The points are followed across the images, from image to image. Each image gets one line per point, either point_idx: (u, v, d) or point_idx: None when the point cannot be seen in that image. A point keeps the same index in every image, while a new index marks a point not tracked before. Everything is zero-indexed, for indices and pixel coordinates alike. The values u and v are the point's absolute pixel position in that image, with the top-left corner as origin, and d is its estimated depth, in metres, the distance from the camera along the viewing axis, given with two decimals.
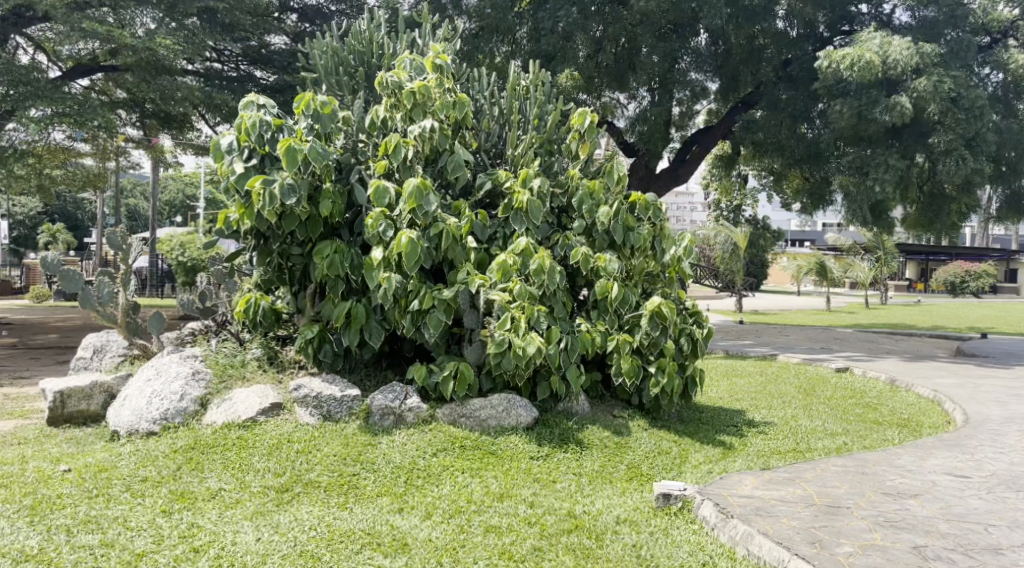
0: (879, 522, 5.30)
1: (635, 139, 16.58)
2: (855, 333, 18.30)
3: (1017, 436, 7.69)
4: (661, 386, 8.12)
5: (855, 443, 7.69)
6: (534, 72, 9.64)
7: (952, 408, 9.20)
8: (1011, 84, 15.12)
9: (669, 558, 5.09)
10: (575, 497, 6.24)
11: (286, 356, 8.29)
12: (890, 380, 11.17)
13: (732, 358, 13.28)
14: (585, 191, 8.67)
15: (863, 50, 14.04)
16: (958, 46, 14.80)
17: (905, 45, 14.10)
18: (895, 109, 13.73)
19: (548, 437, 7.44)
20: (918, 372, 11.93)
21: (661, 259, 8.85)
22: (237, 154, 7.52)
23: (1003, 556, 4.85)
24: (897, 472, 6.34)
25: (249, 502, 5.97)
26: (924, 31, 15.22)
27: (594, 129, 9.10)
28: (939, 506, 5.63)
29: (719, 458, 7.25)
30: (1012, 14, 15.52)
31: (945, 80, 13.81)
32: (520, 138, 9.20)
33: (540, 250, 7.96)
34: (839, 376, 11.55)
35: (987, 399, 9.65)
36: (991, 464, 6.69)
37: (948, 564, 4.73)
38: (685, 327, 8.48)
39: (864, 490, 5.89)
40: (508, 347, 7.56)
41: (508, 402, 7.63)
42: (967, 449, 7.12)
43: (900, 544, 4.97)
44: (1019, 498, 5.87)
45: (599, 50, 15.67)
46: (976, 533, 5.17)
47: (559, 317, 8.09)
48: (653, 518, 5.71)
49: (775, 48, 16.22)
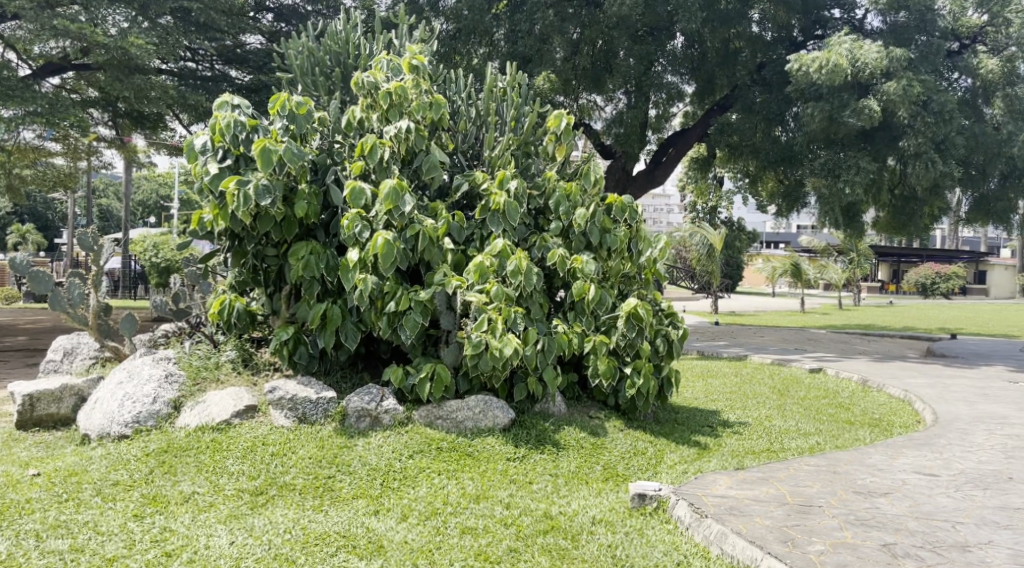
0: (849, 521, 5.35)
1: (611, 141, 16.64)
2: (829, 334, 18.49)
3: (985, 435, 7.79)
4: (638, 387, 8.16)
5: (827, 443, 7.77)
6: (511, 74, 9.66)
7: (922, 408, 9.31)
8: (979, 88, 15.36)
9: (643, 558, 5.12)
10: (551, 498, 6.25)
11: (260, 358, 8.23)
12: (862, 381, 11.29)
13: (707, 359, 13.35)
14: (562, 193, 8.71)
15: (831, 54, 14.21)
16: (928, 50, 15.02)
17: (875, 48, 14.26)
18: (864, 112, 13.90)
19: (524, 438, 7.45)
20: (890, 372, 12.07)
21: (637, 261, 8.90)
22: (212, 154, 7.48)
23: (970, 554, 4.92)
24: (867, 472, 6.42)
25: (223, 505, 5.92)
26: (894, 36, 15.42)
27: (570, 131, 9.15)
28: (908, 504, 5.70)
29: (694, 458, 7.30)
30: (980, 20, 15.76)
31: (915, 82, 13.88)
32: (497, 139, 9.22)
33: (517, 251, 7.98)
34: (813, 376, 11.65)
35: (956, 399, 9.78)
36: (959, 463, 6.79)
37: (916, 562, 4.78)
38: (661, 328, 8.53)
39: (836, 490, 5.95)
40: (485, 348, 7.55)
41: (485, 403, 7.63)
42: (936, 448, 7.22)
43: (870, 542, 5.03)
44: (986, 496, 5.95)
45: (576, 53, 15.71)
46: (944, 531, 5.24)
47: (536, 318, 8.11)
48: (628, 518, 5.73)
49: (749, 51, 16.37)
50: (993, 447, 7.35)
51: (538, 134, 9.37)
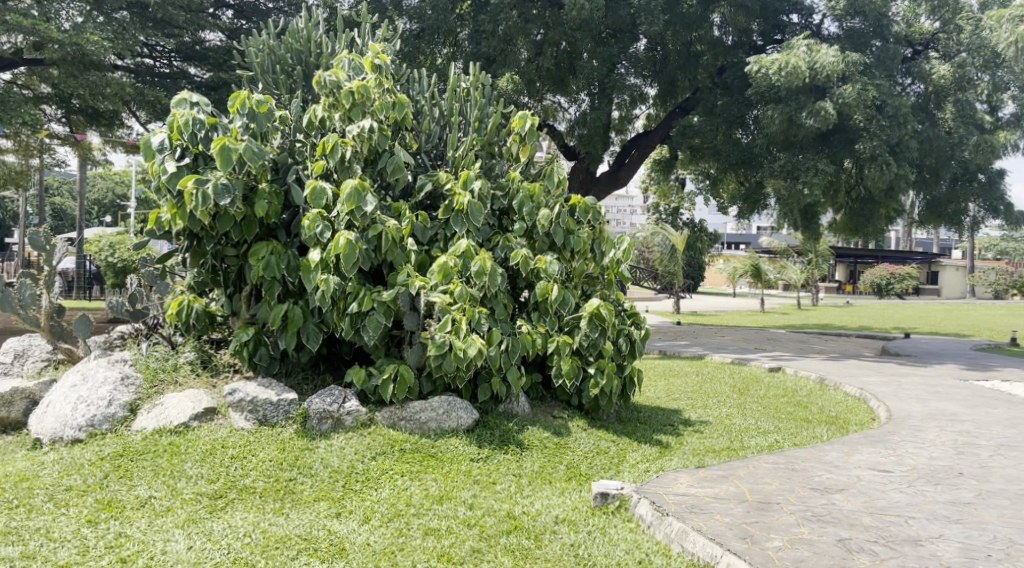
0: (807, 517, 5.42)
1: (575, 142, 16.69)
2: (788, 334, 18.74)
3: (936, 431, 7.96)
4: (601, 386, 8.19)
5: (785, 441, 7.87)
6: (474, 74, 9.66)
7: (877, 405, 9.48)
8: (932, 94, 15.51)
9: (606, 557, 5.13)
10: (514, 498, 6.25)
11: (220, 360, 8.12)
12: (819, 379, 11.46)
13: (669, 358, 13.46)
14: (526, 193, 8.71)
15: (790, 56, 14.40)
16: (884, 55, 15.30)
17: (832, 52, 14.46)
18: (820, 114, 14.11)
19: (488, 439, 7.44)
20: (846, 370, 12.27)
21: (601, 261, 8.95)
22: (169, 153, 7.34)
23: (922, 547, 5.00)
24: (824, 469, 6.51)
25: (181, 509, 5.83)
26: (851, 42, 15.70)
27: (534, 131, 9.16)
28: (863, 500, 5.79)
29: (656, 457, 7.35)
30: (931, 27, 16.07)
31: (870, 87, 14.16)
32: (460, 140, 9.20)
33: (481, 252, 7.97)
34: (772, 375, 11.80)
35: (909, 396, 9.97)
36: (911, 459, 6.92)
37: (871, 556, 4.86)
38: (623, 328, 8.57)
39: (794, 486, 6.02)
40: (448, 349, 7.53)
41: (448, 404, 7.61)
42: (889, 445, 7.35)
43: (826, 537, 5.10)
44: (937, 490, 6.07)
45: (540, 54, 15.78)
46: (897, 526, 5.33)
47: (500, 319, 8.11)
48: (591, 517, 5.75)
49: (710, 55, 16.41)
50: (944, 443, 7.50)
51: (501, 134, 9.37)
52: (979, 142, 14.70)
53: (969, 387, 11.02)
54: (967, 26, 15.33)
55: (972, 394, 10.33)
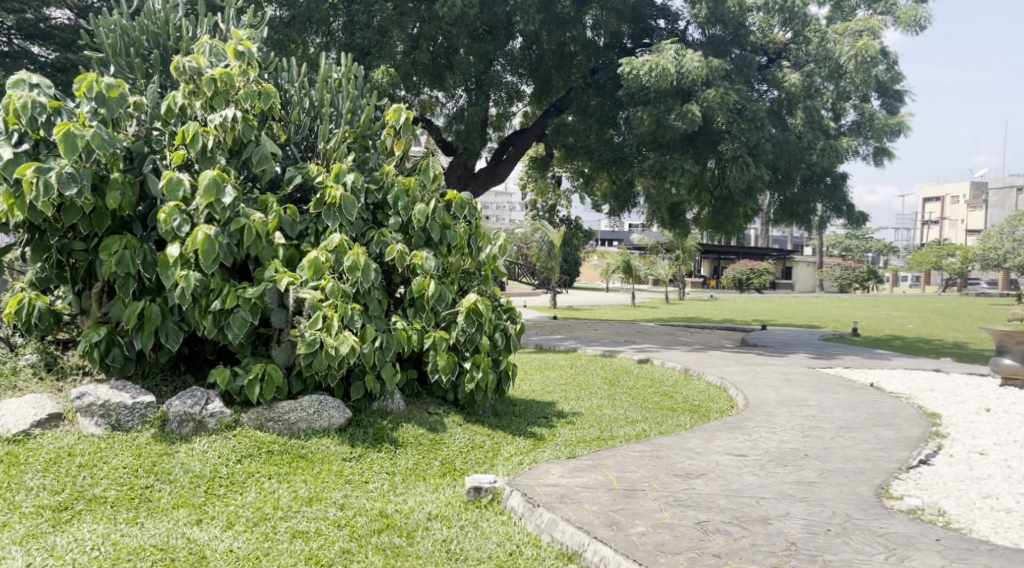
0: (669, 502, 5.53)
1: (453, 138, 16.59)
2: (656, 326, 19.32)
3: (787, 416, 8.32)
4: (477, 381, 8.12)
5: (652, 429, 8.05)
6: (346, 66, 9.44)
7: (736, 393, 9.85)
8: (783, 100, 16.40)
9: (477, 551, 5.06)
10: (387, 496, 6.11)
11: (68, 362, 7.61)
12: (684, 369, 11.83)
13: (541, 352, 13.59)
14: (401, 187, 8.54)
15: (659, 59, 14.80)
16: (742, 63, 15.98)
17: (697, 57, 14.92)
18: (686, 116, 14.56)
19: (361, 438, 7.26)
20: (708, 361, 12.72)
21: (477, 257, 8.87)
22: (4, 138, 6.82)
23: (772, 526, 5.18)
24: (685, 455, 6.68)
25: (20, 524, 5.40)
26: (712, 49, 16.24)
27: (410, 125, 9.00)
28: (720, 483, 5.97)
29: (530, 449, 7.37)
30: (783, 37, 16.82)
31: (731, 91, 14.71)
32: (332, 132, 8.94)
33: (354, 246, 7.77)
34: (640, 366, 12.09)
35: (765, 384, 10.42)
36: (764, 442, 7.20)
37: (726, 536, 4.99)
38: (499, 323, 8.54)
39: (657, 473, 6.14)
40: (319, 346, 7.31)
41: (319, 403, 7.37)
42: (745, 430, 7.64)
43: (686, 521, 5.21)
44: (785, 471, 6.32)
45: (415, 48, 15.60)
46: (749, 506, 5.51)
47: (374, 315, 7.92)
48: (463, 512, 5.68)
49: (584, 55, 16.86)
50: (794, 427, 7.84)
51: (375, 127, 9.17)
52: (827, 147, 15.37)
53: (818, 374, 11.63)
54: (813, 38, 16.16)
55: (820, 381, 10.90)
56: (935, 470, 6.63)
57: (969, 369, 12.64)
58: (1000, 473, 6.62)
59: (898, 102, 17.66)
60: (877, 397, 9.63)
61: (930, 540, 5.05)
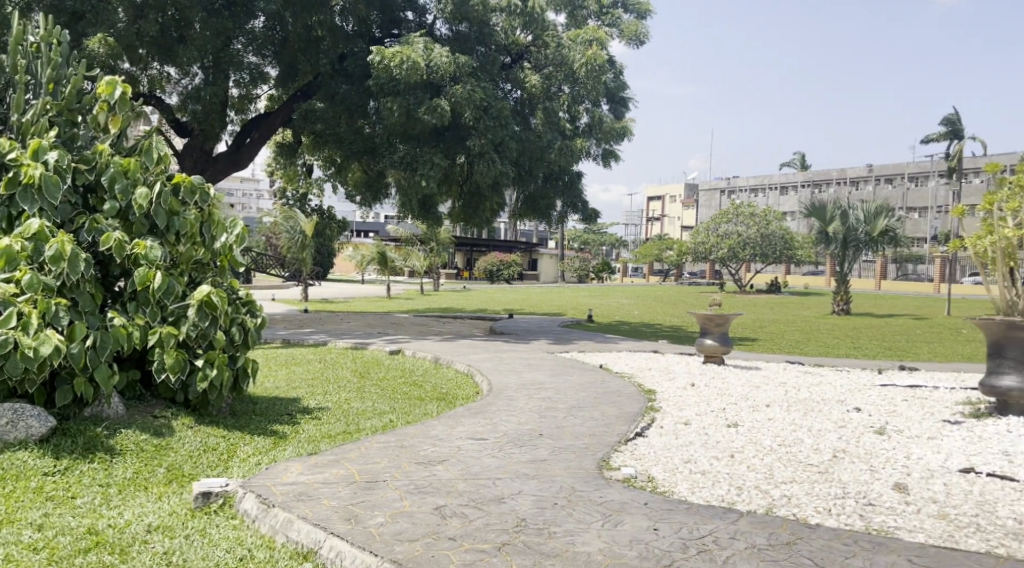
0: (408, 490, 5.39)
1: (188, 119, 15.48)
2: (408, 318, 19.28)
3: (526, 399, 8.51)
4: (210, 380, 7.48)
5: (398, 420, 7.89)
6: (49, 29, 8.33)
7: (481, 380, 9.95)
8: (526, 101, 16.90)
9: (203, 560, 4.61)
10: (99, 511, 5.43)
11: None
12: (432, 358, 11.82)
13: (287, 346, 13.02)
14: (118, 169, 7.66)
15: (410, 52, 14.69)
16: (486, 62, 16.28)
17: (444, 52, 14.97)
18: (436, 111, 14.55)
19: (67, 449, 6.43)
20: (456, 349, 12.82)
21: (212, 246, 8.13)
22: None
23: (506, 504, 5.18)
24: (428, 442, 6.58)
25: None
26: (458, 45, 16.45)
27: (127, 101, 8.13)
28: (460, 468, 5.92)
29: (269, 448, 6.92)
30: (525, 40, 17.18)
31: (478, 89, 14.95)
32: (29, 104, 7.85)
33: (59, 234, 6.87)
34: (390, 357, 11.92)
35: (508, 369, 10.64)
36: (504, 425, 7.28)
37: (462, 519, 4.92)
38: (235, 316, 7.93)
39: (400, 462, 5.99)
40: (13, 348, 6.34)
41: (14, 413, 6.42)
42: (487, 415, 7.69)
43: (425, 507, 5.09)
44: (521, 452, 6.39)
45: (141, 18, 14.03)
46: (486, 487, 5.49)
47: (85, 311, 7.04)
48: (190, 520, 5.17)
49: (331, 41, 16.14)
50: (531, 409, 8.01)
51: (86, 102, 8.16)
52: (562, 148, 16.28)
53: (556, 358, 12.08)
54: (551, 43, 16.70)
55: (557, 364, 11.32)
56: (646, 440, 6.88)
57: (688, 349, 13.74)
58: (699, 439, 6.88)
59: (623, 108, 18.86)
60: (608, 377, 10.14)
61: (637, 505, 5.17)
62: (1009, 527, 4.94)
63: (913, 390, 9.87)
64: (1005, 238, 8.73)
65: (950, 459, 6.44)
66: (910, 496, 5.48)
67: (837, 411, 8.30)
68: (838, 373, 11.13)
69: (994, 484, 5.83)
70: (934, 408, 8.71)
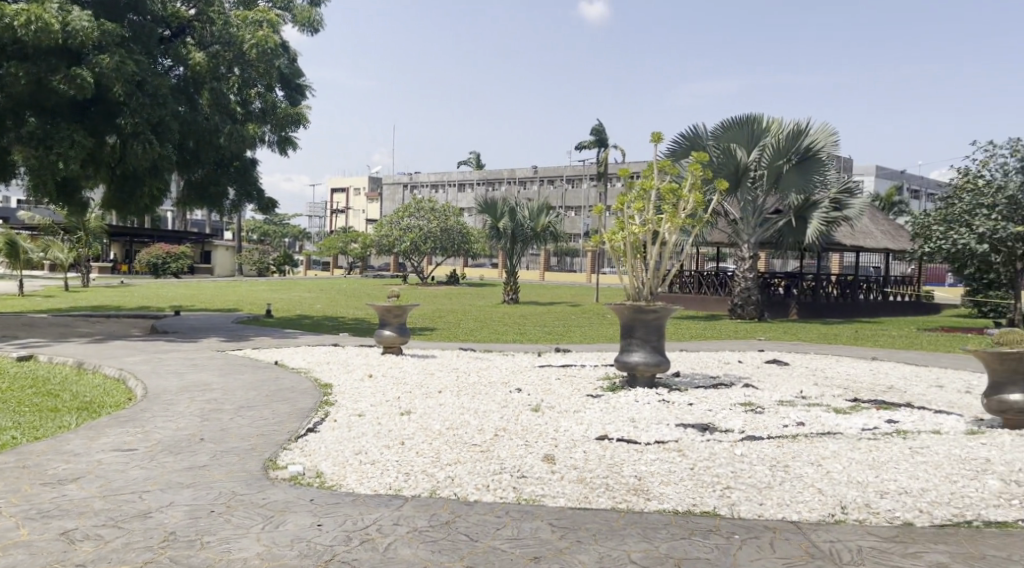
0: (29, 517, 4.81)
1: None
2: (52, 318, 17.26)
3: (184, 402, 8.01)
4: None
5: (24, 436, 6.99)
6: None
7: (135, 384, 9.17)
8: (190, 78, 15.70)
9: None
10: None
11: None
12: (77, 363, 10.68)
13: None
14: None
15: (41, 11, 13.17)
16: (139, 32, 14.98)
17: (86, 17, 13.56)
18: (75, 80, 13.20)
19: None
20: (108, 352, 11.71)
21: None
22: None
23: (150, 519, 4.82)
24: (60, 459, 5.93)
25: None
26: (104, 9, 14.83)
27: None
28: (98, 485, 5.40)
29: None
30: (187, 13, 16.14)
31: (128, 60, 13.74)
32: None
33: None
34: (24, 365, 10.57)
35: (167, 372, 9.93)
36: (155, 433, 6.77)
37: (95, 543, 4.49)
38: None
39: (20, 486, 5.32)
40: None
41: None
42: (135, 423, 7.10)
43: (48, 534, 4.57)
44: (176, 459, 6.00)
45: None
46: (128, 503, 5.06)
47: None
48: None
49: None
50: (189, 413, 7.54)
51: None
52: (232, 132, 15.41)
53: (225, 356, 11.53)
54: (216, 19, 15.88)
55: (225, 363, 10.80)
56: (318, 435, 6.80)
57: (363, 342, 13.80)
58: (366, 429, 6.92)
59: (299, 95, 18.42)
60: (277, 374, 9.87)
61: (303, 502, 5.11)
62: (635, 484, 5.58)
63: (566, 369, 10.83)
64: (633, 233, 9.90)
65: (592, 429, 7.15)
66: (556, 465, 5.95)
67: (499, 392, 8.83)
68: (502, 358, 11.87)
69: (625, 447, 6.56)
70: (581, 384, 9.61)
